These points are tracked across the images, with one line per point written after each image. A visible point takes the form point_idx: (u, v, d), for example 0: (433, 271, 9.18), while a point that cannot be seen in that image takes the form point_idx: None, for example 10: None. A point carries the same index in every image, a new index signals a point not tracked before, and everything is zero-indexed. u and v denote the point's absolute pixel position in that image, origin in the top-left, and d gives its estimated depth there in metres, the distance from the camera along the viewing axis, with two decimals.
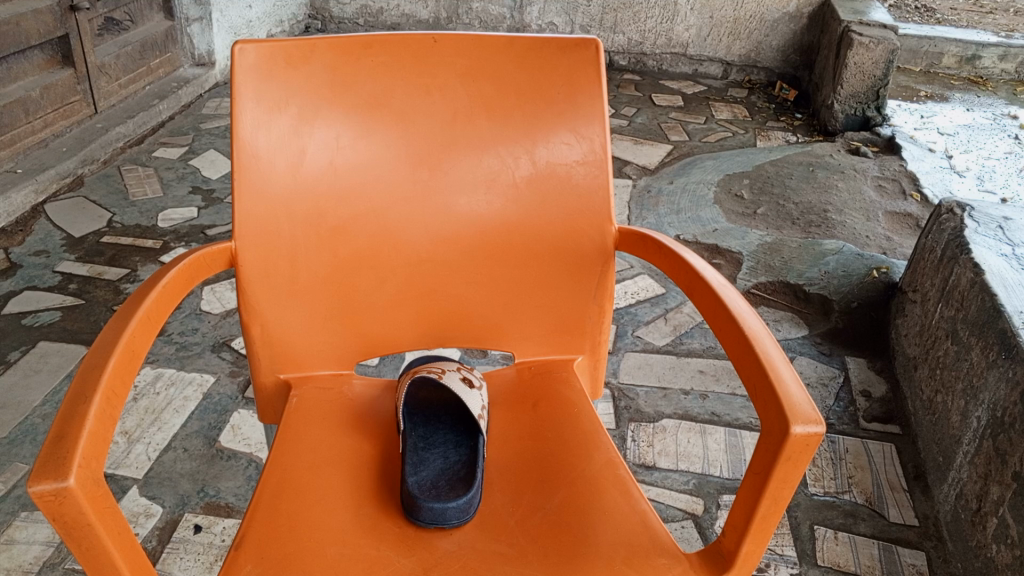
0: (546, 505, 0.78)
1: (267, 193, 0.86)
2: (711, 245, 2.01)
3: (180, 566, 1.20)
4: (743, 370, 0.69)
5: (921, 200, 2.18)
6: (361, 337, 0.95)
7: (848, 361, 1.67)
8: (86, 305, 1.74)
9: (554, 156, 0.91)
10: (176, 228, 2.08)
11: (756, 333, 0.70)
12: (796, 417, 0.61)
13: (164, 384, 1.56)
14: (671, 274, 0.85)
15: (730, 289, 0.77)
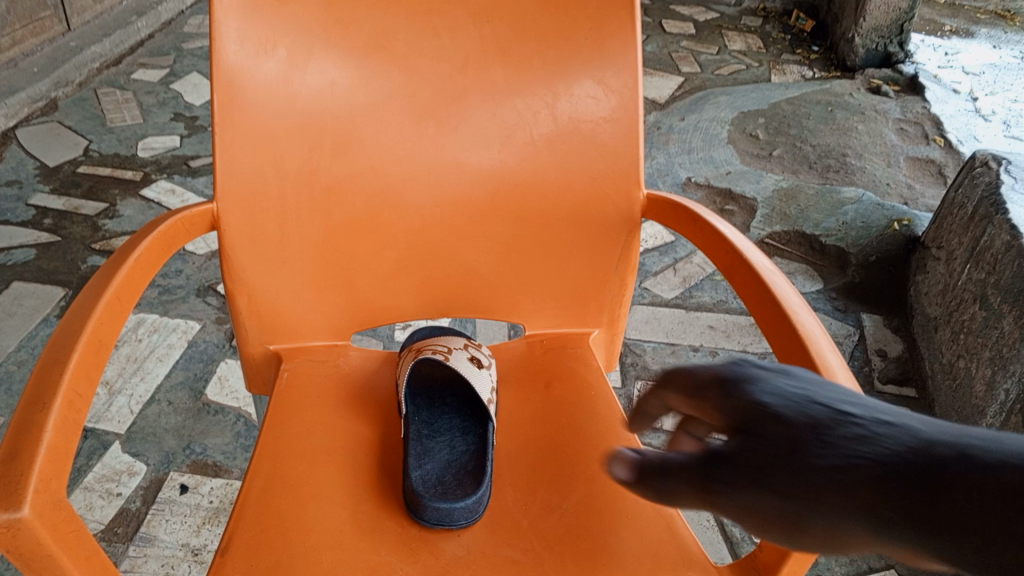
0: (562, 504, 0.71)
1: (254, 146, 0.76)
2: (724, 190, 1.91)
3: (166, 529, 1.14)
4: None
5: (944, 145, 2.07)
6: (358, 307, 0.87)
7: (863, 319, 1.59)
8: (63, 242, 1.64)
9: (578, 111, 0.81)
10: (158, 158, 1.96)
11: (813, 336, 0.62)
12: None
13: (147, 330, 1.48)
14: (706, 250, 0.77)
15: (779, 277, 0.69)
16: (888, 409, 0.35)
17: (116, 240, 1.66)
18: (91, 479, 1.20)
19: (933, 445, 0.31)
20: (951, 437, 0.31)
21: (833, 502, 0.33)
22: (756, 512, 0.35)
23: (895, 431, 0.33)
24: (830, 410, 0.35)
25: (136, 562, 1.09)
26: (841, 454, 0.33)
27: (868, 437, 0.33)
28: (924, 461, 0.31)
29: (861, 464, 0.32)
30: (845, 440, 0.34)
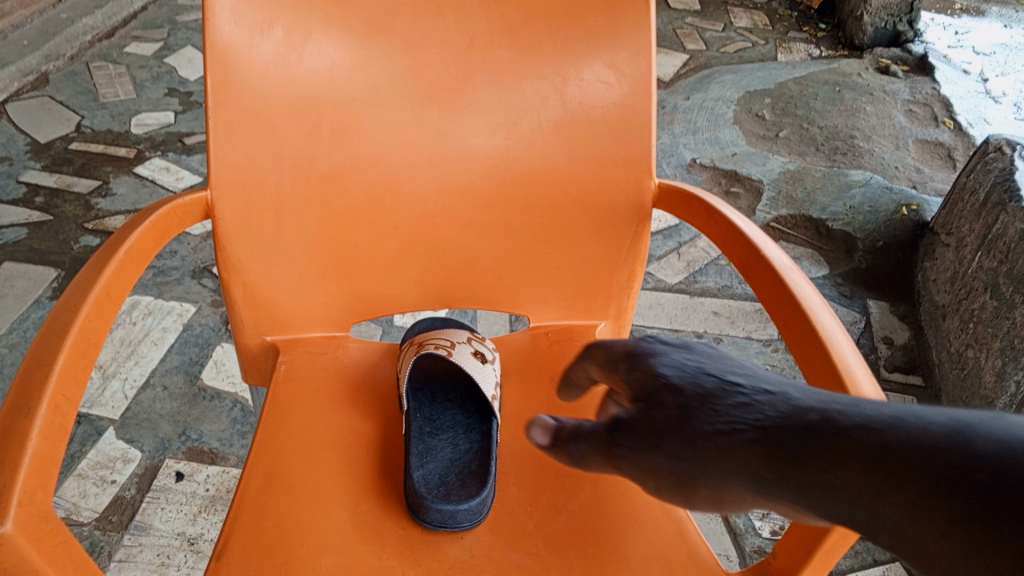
0: (569, 505, 0.69)
1: (249, 131, 0.72)
2: (730, 171, 1.88)
3: (161, 517, 1.12)
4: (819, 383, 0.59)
5: (954, 128, 2.04)
6: (358, 298, 0.84)
7: (870, 305, 1.57)
8: (55, 221, 1.61)
9: (587, 97, 0.77)
10: (151, 135, 1.92)
11: (836, 341, 0.60)
12: None
13: (141, 313, 1.45)
14: (721, 244, 0.74)
15: (798, 275, 0.67)
16: (769, 378, 0.40)
17: (110, 220, 1.62)
18: (85, 466, 1.18)
19: (801, 410, 0.36)
20: (817, 404, 0.36)
21: (717, 462, 0.37)
22: (652, 471, 0.40)
23: (769, 398, 0.38)
24: (717, 380, 0.40)
25: (131, 552, 1.07)
26: (722, 420, 0.38)
27: (747, 404, 0.38)
28: (790, 424, 0.36)
29: (739, 429, 0.37)
30: (727, 407, 0.39)
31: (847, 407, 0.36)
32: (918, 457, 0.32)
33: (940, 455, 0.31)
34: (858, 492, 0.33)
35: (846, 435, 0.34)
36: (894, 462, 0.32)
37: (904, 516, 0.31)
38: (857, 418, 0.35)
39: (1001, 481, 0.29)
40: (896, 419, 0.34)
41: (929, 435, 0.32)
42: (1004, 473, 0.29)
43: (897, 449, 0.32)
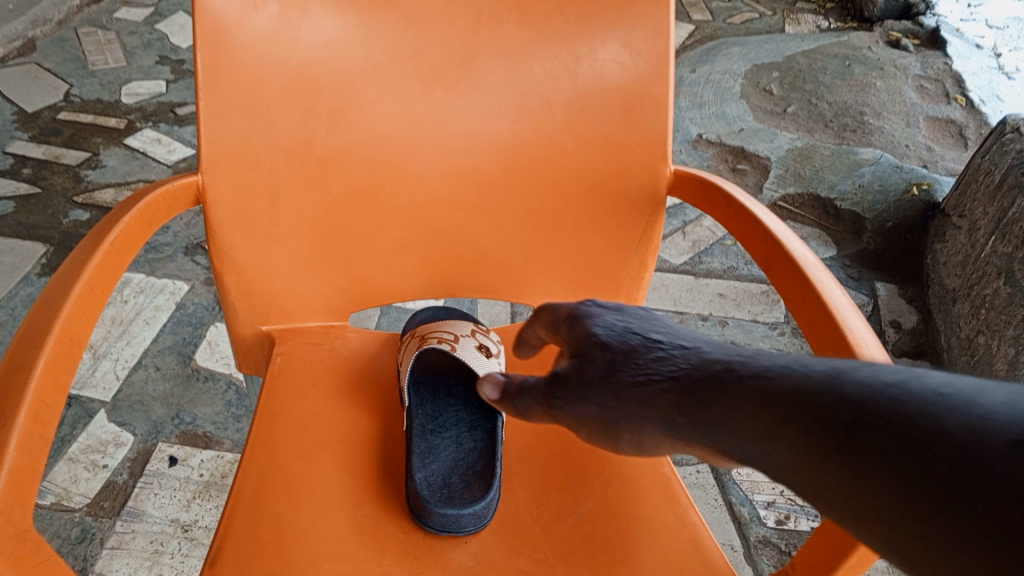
0: (577, 509, 0.66)
1: (242, 112, 0.68)
2: (737, 148, 1.84)
3: (154, 503, 1.10)
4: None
5: (966, 105, 1.99)
6: (356, 286, 0.81)
7: (878, 288, 1.53)
8: (43, 194, 1.56)
9: (600, 78, 0.73)
10: (142, 105, 1.87)
11: (865, 348, 0.57)
12: None
13: (132, 291, 1.42)
14: (738, 233, 0.70)
15: (822, 272, 0.63)
16: (687, 337, 0.46)
17: (100, 193, 1.58)
18: (75, 450, 1.15)
19: (708, 361, 0.42)
20: (723, 357, 0.42)
21: (636, 409, 0.43)
22: (585, 419, 0.46)
23: (685, 353, 0.44)
24: (642, 337, 0.46)
25: (123, 539, 1.05)
26: (642, 371, 0.44)
27: (664, 357, 0.44)
28: (698, 373, 0.41)
29: (657, 380, 0.43)
30: (646, 361, 0.44)
31: (749, 358, 0.41)
32: (801, 399, 0.36)
33: (819, 398, 0.36)
34: (750, 431, 0.37)
35: (744, 383, 0.39)
36: (784, 405, 0.37)
37: (788, 453, 0.36)
38: (754, 367, 0.39)
39: (866, 417, 0.33)
40: (787, 368, 0.39)
41: (809, 381, 0.37)
42: (866, 411, 0.34)
43: (785, 394, 0.37)
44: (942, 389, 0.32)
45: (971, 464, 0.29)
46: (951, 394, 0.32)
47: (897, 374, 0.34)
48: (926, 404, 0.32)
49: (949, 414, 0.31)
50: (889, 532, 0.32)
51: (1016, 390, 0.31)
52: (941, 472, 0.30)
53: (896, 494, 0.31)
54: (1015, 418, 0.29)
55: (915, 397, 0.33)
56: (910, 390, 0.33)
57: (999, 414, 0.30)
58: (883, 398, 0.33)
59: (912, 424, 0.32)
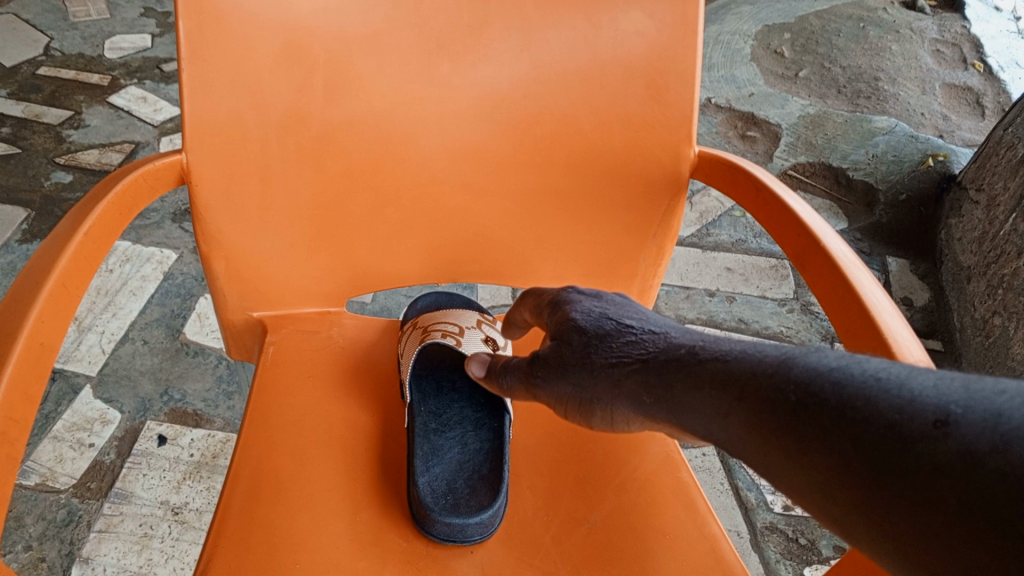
0: (591, 517, 0.63)
1: (232, 84, 0.62)
2: (746, 114, 1.78)
3: (143, 484, 1.06)
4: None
5: (984, 71, 1.93)
6: (354, 271, 0.76)
7: (889, 262, 1.48)
8: (23, 154, 1.49)
9: (621, 50, 0.67)
10: (127, 60, 1.79)
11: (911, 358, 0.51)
12: None
13: (118, 260, 1.37)
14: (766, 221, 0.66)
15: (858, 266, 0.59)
16: (657, 322, 0.47)
17: (82, 154, 1.51)
18: (60, 428, 1.11)
19: (675, 346, 0.43)
20: (689, 342, 0.43)
21: (608, 388, 0.44)
22: (560, 397, 0.47)
23: (654, 337, 0.45)
24: (615, 321, 0.47)
25: (111, 522, 1.01)
26: (614, 354, 0.45)
27: (636, 341, 0.45)
28: (665, 356, 0.43)
29: (627, 362, 0.44)
30: (618, 343, 0.45)
31: (708, 343, 0.43)
32: (751, 380, 0.37)
33: (768, 382, 0.37)
34: (705, 409, 0.39)
35: (702, 365, 0.40)
36: (739, 386, 0.38)
37: (740, 430, 0.37)
38: (713, 351, 0.41)
39: (808, 398, 0.35)
40: (743, 352, 0.40)
41: (760, 363, 0.38)
42: (810, 392, 0.35)
43: (738, 375, 0.38)
44: (878, 371, 0.34)
45: (898, 443, 0.31)
46: (884, 377, 0.33)
47: (836, 360, 0.36)
48: (864, 386, 0.33)
49: (881, 395, 0.33)
50: (834, 502, 0.33)
51: (943, 375, 0.32)
52: (874, 450, 0.32)
53: (835, 466, 0.33)
54: (938, 401, 0.31)
55: (853, 377, 0.34)
56: (849, 373, 0.34)
57: (926, 396, 0.31)
58: (826, 380, 0.35)
59: (852, 404, 0.33)
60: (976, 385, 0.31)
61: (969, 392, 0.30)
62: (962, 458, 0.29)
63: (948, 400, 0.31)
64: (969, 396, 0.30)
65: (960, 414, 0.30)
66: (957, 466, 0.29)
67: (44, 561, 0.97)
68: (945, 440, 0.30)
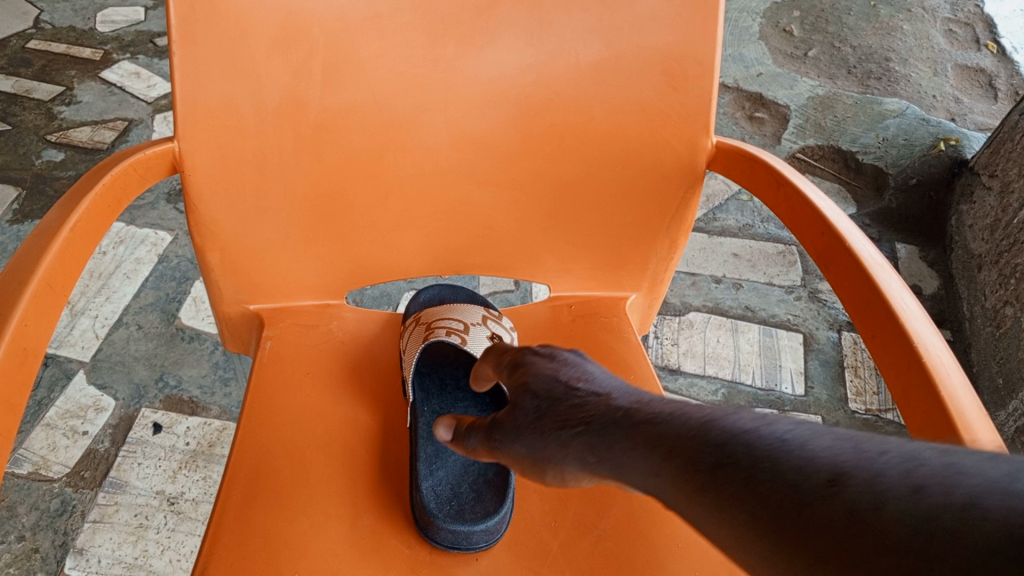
0: (599, 523, 0.60)
1: (225, 69, 0.58)
2: (754, 94, 1.75)
3: (138, 474, 1.04)
4: (926, 426, 0.47)
5: (998, 52, 1.89)
6: (355, 263, 0.73)
7: (898, 248, 1.45)
8: (13, 131, 1.46)
9: (636, 35, 0.63)
10: (119, 34, 1.75)
11: (933, 353, 0.49)
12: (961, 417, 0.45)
13: (111, 242, 1.34)
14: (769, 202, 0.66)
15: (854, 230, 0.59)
16: (606, 383, 0.45)
17: (74, 132, 1.47)
18: (53, 415, 1.09)
19: (616, 407, 0.42)
20: (630, 404, 0.42)
21: (556, 448, 0.42)
22: (518, 460, 0.45)
23: (599, 398, 0.43)
24: (566, 384, 0.46)
25: (106, 512, 0.99)
26: (561, 417, 0.43)
27: (581, 403, 0.44)
28: (606, 418, 0.41)
29: (572, 423, 0.42)
30: (565, 405, 0.44)
31: (646, 405, 0.41)
32: (679, 442, 0.36)
33: (687, 442, 0.36)
34: (635, 470, 0.37)
35: (635, 427, 0.39)
36: (667, 446, 0.36)
37: (670, 490, 0.35)
38: (649, 412, 0.39)
39: (722, 459, 0.34)
40: (674, 414, 0.38)
41: (688, 425, 0.36)
42: (727, 454, 0.34)
43: (667, 437, 0.37)
44: (787, 434, 0.33)
45: (798, 502, 0.30)
46: (790, 438, 0.33)
47: (752, 422, 0.35)
48: (770, 447, 0.33)
49: (785, 456, 0.32)
50: (748, 561, 0.31)
51: (838, 436, 0.32)
52: (777, 506, 0.31)
53: (746, 522, 0.31)
54: (832, 461, 0.31)
55: (764, 441, 0.33)
56: (759, 434, 0.34)
57: (823, 459, 0.31)
58: (740, 442, 0.34)
59: (765, 468, 0.32)
60: (865, 445, 0.31)
61: (858, 452, 0.31)
62: (847, 514, 0.29)
63: (838, 461, 0.31)
64: (857, 456, 0.30)
65: (847, 474, 0.30)
66: (846, 522, 0.28)
67: (38, 551, 0.95)
68: (837, 498, 0.29)
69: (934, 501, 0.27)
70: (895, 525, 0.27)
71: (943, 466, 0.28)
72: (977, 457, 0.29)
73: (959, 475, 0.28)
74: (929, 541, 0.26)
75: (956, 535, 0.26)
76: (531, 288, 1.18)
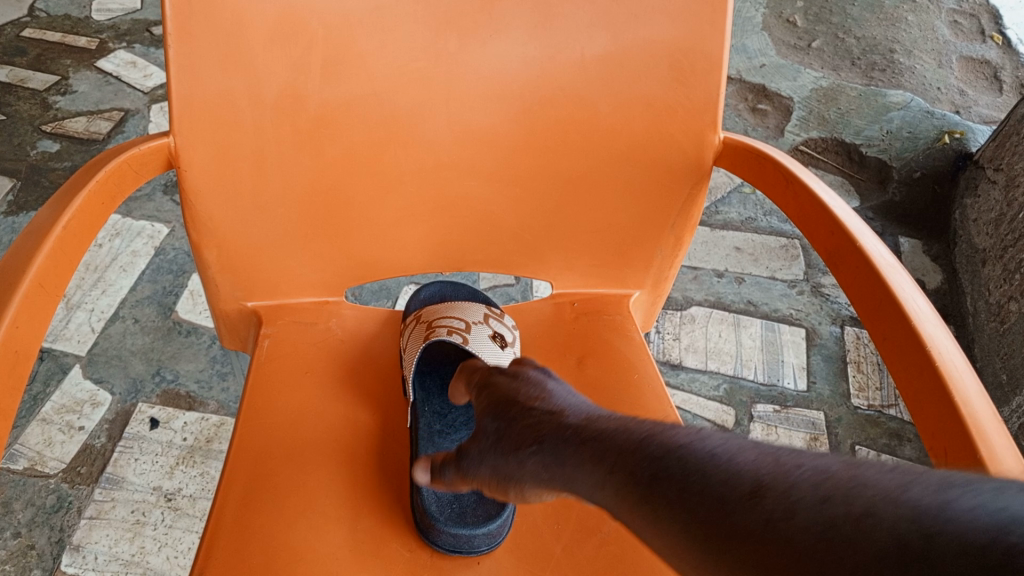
0: (603, 527, 0.59)
1: (221, 62, 0.57)
2: (757, 86, 1.73)
3: (134, 469, 1.03)
4: (939, 433, 0.47)
5: (1003, 43, 1.87)
6: (354, 260, 0.72)
7: (901, 242, 1.44)
8: (8, 121, 1.44)
9: (643, 27, 0.61)
10: (115, 23, 1.73)
11: (946, 356, 0.48)
12: (978, 429, 0.44)
13: (108, 234, 1.33)
14: (777, 197, 0.65)
15: (863, 225, 0.58)
16: (560, 399, 0.48)
17: (70, 122, 1.45)
18: (49, 410, 1.08)
19: (567, 422, 0.44)
20: (578, 419, 0.43)
21: (513, 463, 0.44)
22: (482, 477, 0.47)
23: (553, 414, 0.45)
24: (523, 402, 0.48)
25: (102, 508, 0.98)
26: (517, 434, 0.45)
27: (536, 418, 0.46)
28: (557, 433, 0.43)
29: (526, 439, 0.44)
30: (519, 420, 0.46)
31: (594, 420, 0.43)
32: (619, 456, 0.37)
33: (625, 457, 0.37)
34: (583, 480, 0.39)
35: (581, 442, 0.40)
36: (608, 460, 0.38)
37: (612, 499, 0.36)
38: (595, 428, 0.41)
39: (656, 474, 0.35)
40: (617, 429, 0.40)
41: (628, 438, 0.38)
42: (661, 468, 0.35)
43: (610, 451, 0.38)
44: (716, 448, 0.34)
45: (723, 512, 0.31)
46: (719, 451, 0.34)
47: (686, 435, 0.36)
48: (701, 459, 0.34)
49: (713, 468, 0.33)
50: (682, 570, 0.32)
51: (762, 449, 0.33)
52: (705, 517, 0.31)
53: (678, 532, 0.32)
54: (754, 473, 0.31)
55: (694, 454, 0.34)
56: (692, 448, 0.35)
57: (750, 471, 0.32)
58: (672, 455, 0.35)
59: (696, 480, 0.33)
60: (786, 457, 0.32)
61: (778, 464, 0.31)
62: (763, 523, 0.29)
63: (759, 473, 0.31)
64: (775, 468, 0.31)
65: (766, 485, 0.31)
66: (761, 531, 0.29)
67: (34, 548, 0.94)
68: (757, 508, 0.30)
69: (840, 509, 0.28)
70: (801, 534, 0.28)
71: (848, 477, 0.29)
72: (881, 468, 0.29)
73: (859, 486, 0.28)
74: (828, 548, 0.27)
75: (853, 544, 0.26)
76: (532, 283, 1.17)
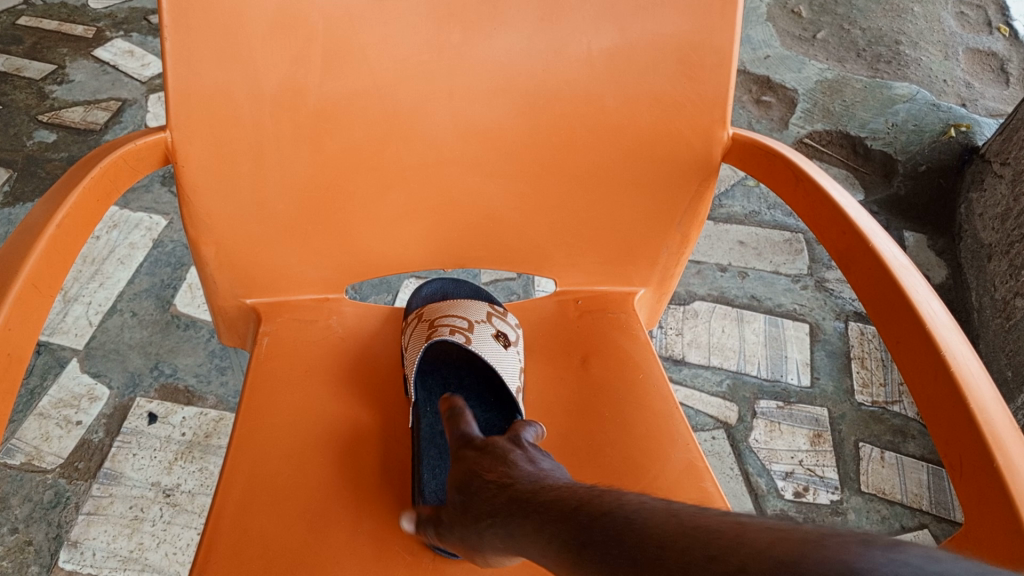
0: None
1: (218, 55, 0.55)
2: (762, 77, 1.71)
3: (133, 464, 1.02)
4: (953, 440, 0.46)
5: (1009, 35, 1.85)
6: (355, 256, 0.71)
7: (906, 237, 1.43)
8: (4, 111, 1.42)
9: (651, 21, 0.60)
10: (112, 11, 1.71)
11: (960, 360, 0.47)
12: (996, 438, 0.43)
13: (105, 226, 1.31)
14: (787, 196, 0.64)
15: (874, 226, 0.56)
16: (518, 459, 0.50)
17: (67, 112, 1.44)
18: (46, 405, 1.06)
19: (518, 487, 0.46)
20: (527, 485, 0.46)
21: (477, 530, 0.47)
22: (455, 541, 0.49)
23: (507, 478, 0.47)
24: (480, 465, 0.50)
25: (101, 504, 0.97)
26: (477, 501, 0.47)
27: (492, 483, 0.48)
28: (508, 500, 0.45)
29: (484, 508, 0.47)
30: (476, 485, 0.49)
31: (543, 485, 0.45)
32: (555, 526, 0.40)
33: (559, 526, 0.40)
34: (530, 546, 0.41)
35: (527, 512, 0.43)
36: (547, 529, 0.40)
37: (554, 564, 0.39)
38: (540, 494, 0.44)
39: (584, 544, 0.37)
40: (557, 496, 0.43)
41: (567, 504, 0.41)
42: (589, 537, 0.37)
43: (549, 519, 0.41)
44: (634, 514, 0.37)
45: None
46: (634, 518, 0.36)
47: (610, 504, 0.39)
48: (618, 530, 0.36)
49: (628, 537, 0.36)
50: None
51: (669, 513, 0.36)
52: None
53: None
54: (661, 537, 0.34)
55: (615, 525, 0.37)
56: (613, 517, 0.37)
57: (657, 539, 0.34)
58: (596, 524, 0.38)
59: (616, 550, 0.36)
60: (689, 519, 0.35)
61: (679, 527, 0.34)
62: None
63: (666, 536, 0.34)
64: (677, 532, 0.34)
65: (668, 548, 0.33)
66: None
67: (31, 544, 0.93)
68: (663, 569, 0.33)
69: (721, 568, 0.31)
70: None
71: (733, 535, 0.32)
72: (763, 525, 0.32)
73: (737, 544, 0.31)
74: None
75: None
76: (533, 278, 1.16)
